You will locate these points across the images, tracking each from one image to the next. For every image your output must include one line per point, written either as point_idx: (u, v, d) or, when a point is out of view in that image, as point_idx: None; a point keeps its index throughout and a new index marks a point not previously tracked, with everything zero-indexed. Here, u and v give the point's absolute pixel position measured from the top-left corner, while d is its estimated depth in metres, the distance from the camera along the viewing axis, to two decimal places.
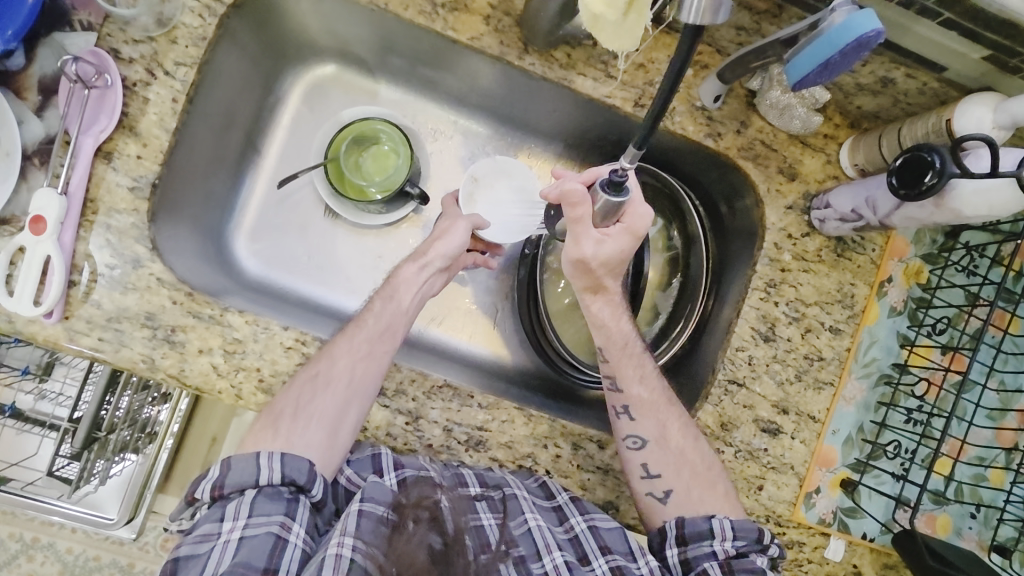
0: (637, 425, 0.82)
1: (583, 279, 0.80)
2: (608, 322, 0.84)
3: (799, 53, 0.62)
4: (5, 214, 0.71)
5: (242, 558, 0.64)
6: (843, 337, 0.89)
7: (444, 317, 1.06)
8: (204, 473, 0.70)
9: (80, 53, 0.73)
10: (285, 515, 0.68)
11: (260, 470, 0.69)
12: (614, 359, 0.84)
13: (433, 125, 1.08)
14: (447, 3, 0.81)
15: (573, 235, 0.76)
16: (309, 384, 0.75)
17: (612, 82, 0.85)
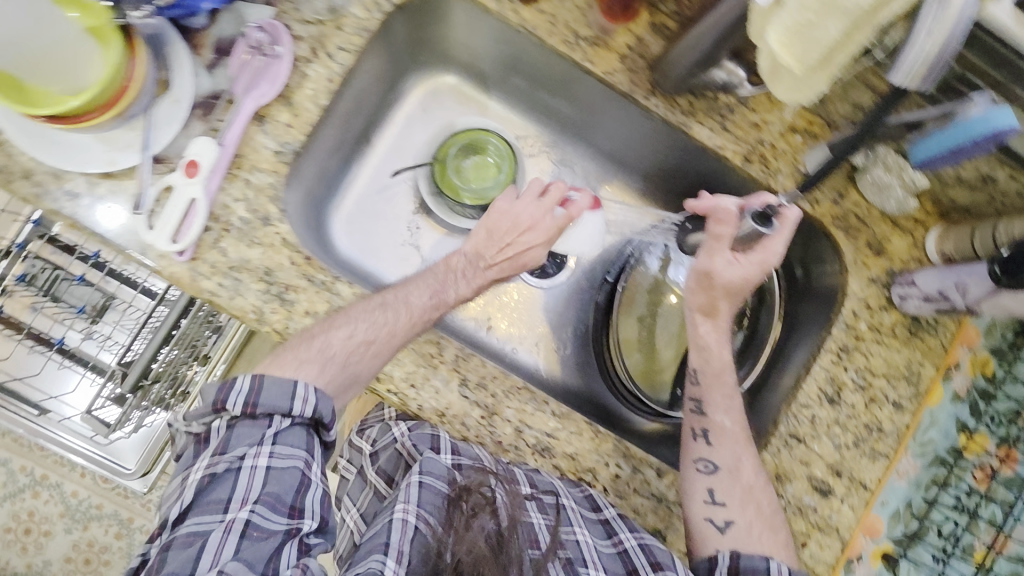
0: (713, 451, 0.83)
1: (699, 295, 0.85)
2: (711, 346, 0.87)
3: (932, 136, 0.70)
4: (160, 153, 0.76)
5: (272, 490, 0.69)
6: (904, 413, 0.93)
7: (505, 323, 1.13)
8: (236, 383, 0.72)
9: (258, 22, 0.79)
10: (306, 454, 0.73)
11: (293, 400, 0.73)
12: (706, 383, 0.86)
13: (536, 145, 1.14)
14: (588, 38, 0.88)
15: (709, 249, 0.83)
16: (361, 346, 0.76)
17: (726, 134, 0.91)
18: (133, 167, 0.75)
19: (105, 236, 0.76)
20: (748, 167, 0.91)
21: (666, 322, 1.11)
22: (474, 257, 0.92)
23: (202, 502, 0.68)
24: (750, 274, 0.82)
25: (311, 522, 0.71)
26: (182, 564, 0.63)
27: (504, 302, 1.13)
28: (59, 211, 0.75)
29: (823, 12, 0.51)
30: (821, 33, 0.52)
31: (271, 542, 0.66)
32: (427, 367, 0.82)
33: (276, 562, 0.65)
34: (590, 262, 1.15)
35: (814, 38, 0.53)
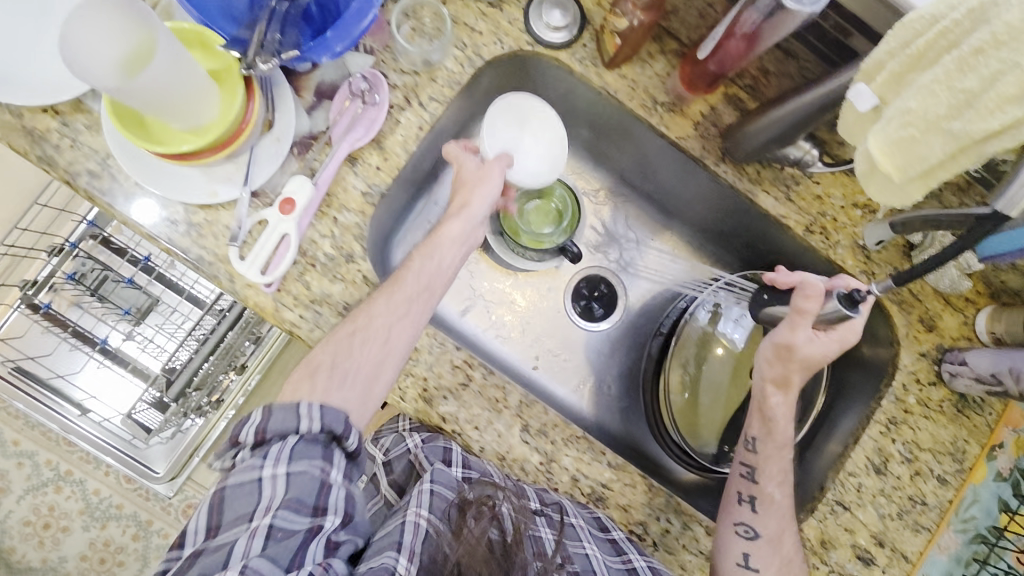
0: (757, 519, 0.84)
1: (775, 367, 0.83)
2: (779, 418, 0.86)
3: (1000, 233, 0.72)
4: (258, 188, 0.79)
5: (294, 495, 0.66)
6: (948, 488, 0.94)
7: (548, 363, 1.15)
8: (247, 417, 0.69)
9: (362, 72, 0.83)
10: (324, 460, 0.68)
11: (300, 418, 0.69)
12: (765, 454, 0.86)
13: (595, 193, 1.17)
14: (665, 104, 0.91)
15: (790, 322, 0.81)
16: (347, 339, 0.76)
17: (790, 204, 0.94)
18: (231, 200, 0.79)
19: (198, 263, 0.79)
20: (809, 238, 0.94)
21: (711, 371, 1.12)
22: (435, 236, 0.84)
23: (227, 520, 0.65)
24: (830, 353, 0.79)
25: (335, 518, 0.68)
26: (210, 561, 0.62)
27: (548, 341, 1.16)
28: (156, 237, 0.79)
29: (926, 132, 0.55)
30: (925, 151, 0.55)
31: (297, 538, 0.64)
32: (492, 411, 0.85)
33: (303, 556, 0.64)
34: (637, 308, 1.19)
35: (918, 155, 0.56)
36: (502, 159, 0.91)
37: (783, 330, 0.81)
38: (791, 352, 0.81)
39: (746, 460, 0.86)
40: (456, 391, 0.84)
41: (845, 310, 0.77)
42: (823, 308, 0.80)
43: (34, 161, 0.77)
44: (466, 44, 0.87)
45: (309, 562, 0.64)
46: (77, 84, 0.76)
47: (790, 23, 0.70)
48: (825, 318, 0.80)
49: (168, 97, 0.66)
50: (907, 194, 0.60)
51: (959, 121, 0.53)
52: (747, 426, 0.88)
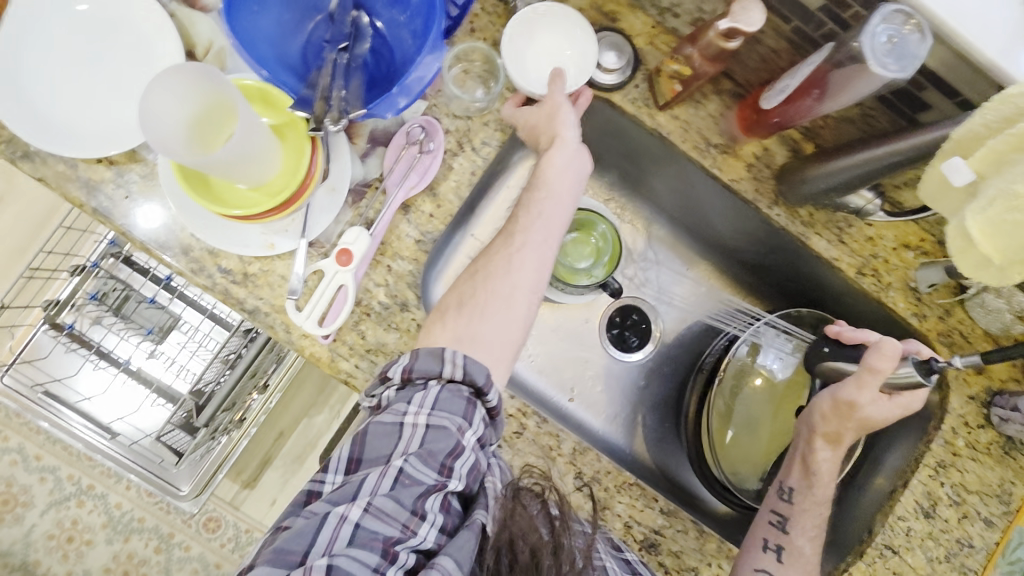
0: (781, 569, 0.81)
1: (831, 422, 0.82)
2: (823, 473, 0.84)
3: None
4: (315, 238, 0.78)
5: (428, 445, 0.64)
6: (994, 530, 0.94)
7: (583, 394, 1.14)
8: (396, 356, 0.70)
9: (417, 120, 0.82)
10: (463, 418, 0.65)
11: (444, 363, 0.68)
12: (800, 506, 0.84)
13: (632, 225, 1.16)
14: (719, 146, 0.92)
15: (857, 380, 0.79)
16: (472, 279, 0.76)
17: (842, 247, 0.94)
18: (288, 251, 0.78)
19: (253, 312, 0.78)
20: (861, 280, 0.94)
21: (745, 404, 1.09)
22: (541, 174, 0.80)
23: (368, 453, 0.65)
24: (891, 418, 0.79)
25: (458, 482, 0.64)
26: (346, 488, 0.62)
27: (584, 372, 1.15)
28: (212, 288, 0.77)
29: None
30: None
31: (416, 490, 0.62)
32: (546, 459, 0.84)
33: (423, 505, 0.62)
34: (671, 339, 1.18)
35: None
36: (556, 79, 0.81)
37: (851, 386, 0.79)
38: (851, 410, 0.80)
39: (777, 508, 0.85)
40: (510, 440, 0.84)
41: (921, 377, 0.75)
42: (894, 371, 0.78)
43: (90, 212, 0.76)
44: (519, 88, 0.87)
45: (430, 517, 0.62)
46: (131, 135, 0.75)
47: (860, 84, 0.70)
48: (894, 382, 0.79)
49: (242, 160, 0.64)
50: (1006, 274, 0.67)
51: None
52: (786, 475, 0.87)
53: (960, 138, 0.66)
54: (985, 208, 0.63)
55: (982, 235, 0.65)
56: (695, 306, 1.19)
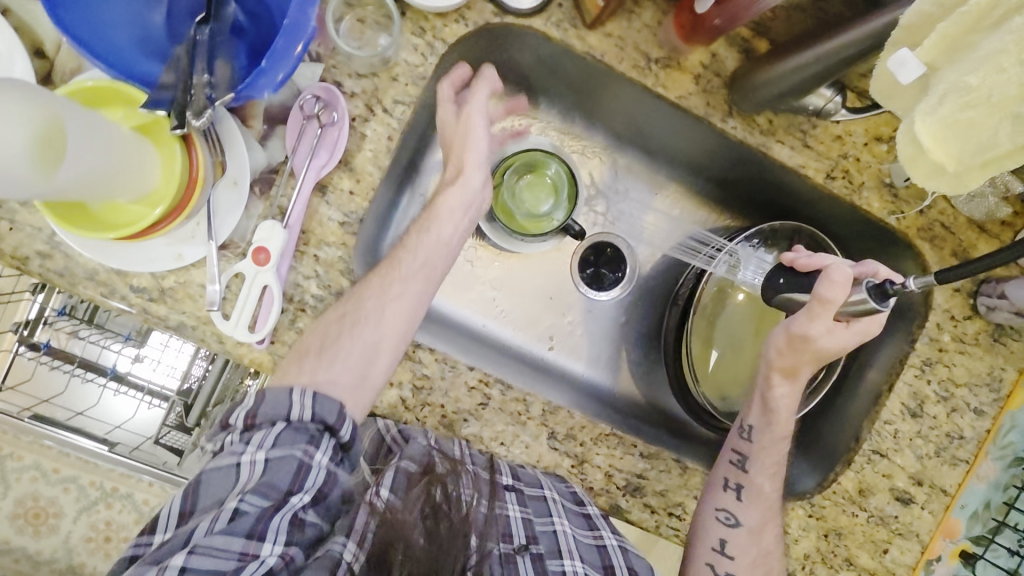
0: (741, 508, 0.81)
1: (787, 357, 0.78)
2: (781, 409, 0.81)
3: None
4: (227, 239, 0.72)
5: (267, 478, 0.62)
6: (985, 419, 0.93)
7: (561, 339, 1.08)
8: (239, 398, 0.67)
9: (312, 89, 0.72)
10: (308, 442, 0.65)
11: (291, 405, 0.65)
12: (760, 445, 0.82)
13: (587, 154, 1.06)
14: (660, 60, 0.81)
15: (808, 312, 0.74)
16: (339, 319, 0.72)
17: (808, 151, 0.85)
18: (199, 259, 0.72)
19: (181, 328, 0.74)
20: (832, 185, 0.86)
21: (729, 320, 1.05)
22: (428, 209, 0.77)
23: (199, 502, 0.63)
24: (850, 345, 0.74)
25: (304, 496, 0.64)
26: (171, 539, 0.59)
27: (558, 312, 1.08)
28: (130, 309, 0.73)
29: (991, 117, 0.55)
30: (989, 136, 0.56)
31: (251, 518, 0.60)
32: (516, 425, 0.83)
33: (264, 526, 0.60)
34: (647, 271, 1.11)
35: (983, 144, 0.56)
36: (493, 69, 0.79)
37: (801, 318, 0.74)
38: (806, 343, 0.76)
39: (737, 448, 0.83)
40: (476, 412, 0.82)
41: (874, 303, 0.68)
42: (848, 299, 0.72)
43: None
44: (424, 30, 0.75)
45: (273, 536, 0.60)
46: None
47: None
48: (850, 309, 0.73)
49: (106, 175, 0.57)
50: (963, 180, 0.61)
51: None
52: (745, 413, 0.84)
53: (911, 23, 0.58)
54: (935, 107, 0.57)
55: (933, 140, 0.58)
56: (667, 231, 1.10)
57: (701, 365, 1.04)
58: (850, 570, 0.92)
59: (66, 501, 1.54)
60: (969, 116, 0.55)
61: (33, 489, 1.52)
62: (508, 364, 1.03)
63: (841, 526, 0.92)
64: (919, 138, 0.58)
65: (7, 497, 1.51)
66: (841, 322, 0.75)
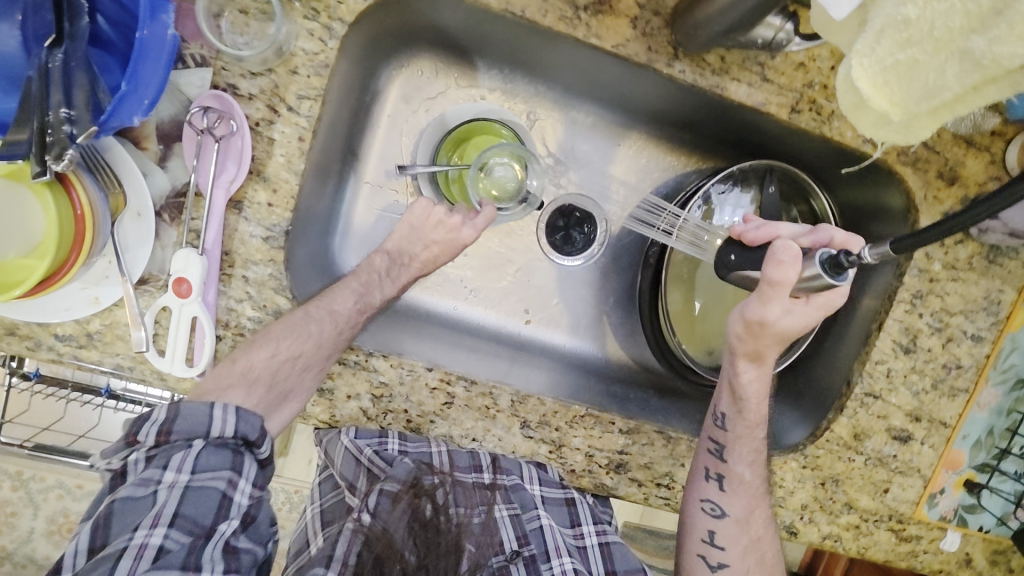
0: (725, 498, 0.79)
1: (747, 342, 0.74)
2: (752, 398, 0.78)
3: None
4: (143, 274, 0.67)
5: (187, 513, 0.60)
6: (984, 344, 0.87)
7: (535, 314, 1.02)
8: (146, 414, 0.63)
9: (202, 99, 0.66)
10: (231, 470, 0.64)
11: (212, 422, 0.64)
12: (735, 433, 0.79)
13: (537, 115, 0.97)
14: (589, 6, 0.72)
15: (760, 296, 0.68)
16: (288, 362, 0.68)
17: (768, 86, 0.77)
18: (118, 299, 0.68)
19: (119, 370, 0.70)
20: (799, 119, 0.78)
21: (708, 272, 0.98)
22: (398, 254, 0.83)
23: (113, 533, 0.58)
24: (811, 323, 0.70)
25: (232, 523, 0.62)
26: None
27: (527, 287, 1.02)
28: (61, 359, 0.69)
29: (935, 55, 0.47)
30: (935, 78, 0.48)
31: (178, 554, 0.57)
32: (486, 420, 0.79)
33: (198, 557, 0.58)
34: (617, 230, 1.04)
35: (928, 87, 0.49)
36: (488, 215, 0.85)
37: (755, 304, 0.70)
38: (764, 328, 0.71)
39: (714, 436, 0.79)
40: (443, 412, 0.78)
41: (829, 279, 0.62)
42: (801, 276, 0.65)
43: None
44: (317, 11, 0.67)
45: (209, 565, 0.58)
46: None
47: None
48: (805, 287, 0.67)
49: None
50: (912, 129, 0.54)
51: (982, 36, 0.44)
52: (716, 400, 0.81)
53: None
54: (874, 46, 0.49)
55: (874, 88, 0.50)
56: (635, 184, 1.02)
57: (682, 322, 0.99)
58: (850, 514, 0.90)
59: None
60: (910, 56, 0.48)
61: (61, 505, 1.65)
62: (485, 347, 0.97)
63: (837, 473, 0.89)
64: (859, 88, 0.51)
65: (39, 516, 1.65)
66: (800, 298, 0.69)
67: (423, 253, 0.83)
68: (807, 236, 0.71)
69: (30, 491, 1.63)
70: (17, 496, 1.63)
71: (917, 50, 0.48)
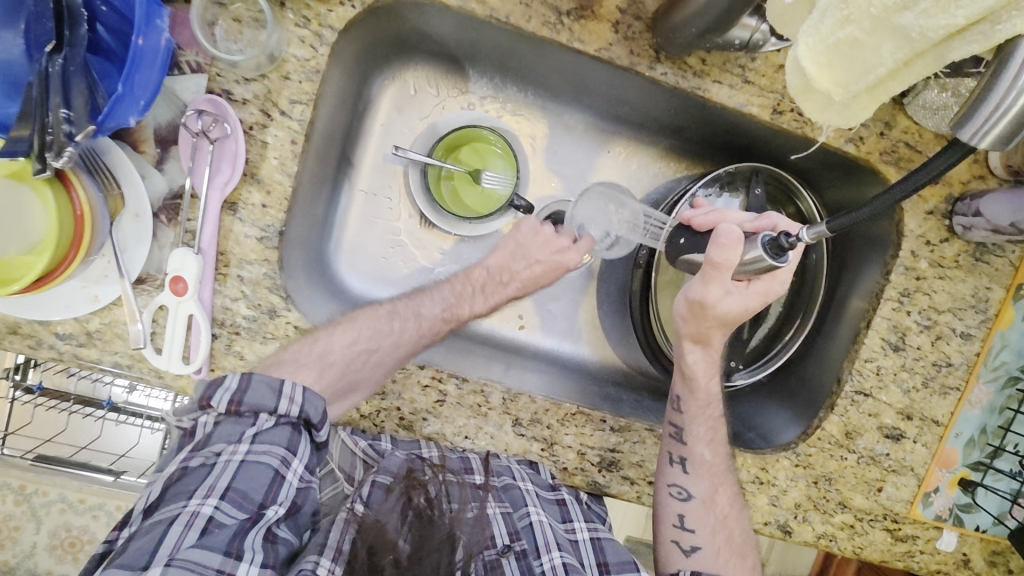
0: (689, 480, 0.79)
1: (690, 324, 0.79)
2: (699, 376, 0.82)
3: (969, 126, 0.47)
4: (141, 274, 0.69)
5: (240, 485, 0.59)
6: (973, 342, 0.88)
7: (529, 318, 1.03)
8: (220, 380, 0.64)
9: (197, 104, 0.68)
10: (286, 449, 0.63)
11: (279, 399, 0.65)
12: (690, 413, 0.82)
13: (527, 121, 0.99)
14: (572, 11, 0.75)
15: (703, 276, 0.73)
16: (365, 353, 0.74)
17: (749, 88, 0.79)
18: (116, 298, 0.70)
19: (117, 369, 0.72)
20: (780, 119, 0.80)
21: None
22: (499, 271, 0.89)
23: (169, 496, 0.57)
24: (748, 307, 0.74)
25: (279, 509, 0.61)
26: (137, 548, 0.53)
27: None
28: (62, 358, 0.71)
29: (872, 34, 0.50)
30: (870, 56, 0.51)
31: (228, 531, 0.56)
32: (478, 417, 0.80)
33: (241, 543, 0.55)
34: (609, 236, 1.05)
35: (864, 66, 0.52)
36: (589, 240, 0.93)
37: (697, 283, 0.75)
38: (705, 309, 0.76)
39: (673, 420, 0.82)
40: (435, 410, 0.80)
41: (769, 259, 0.66)
42: (742, 259, 0.70)
43: None
44: (308, 19, 0.70)
45: (250, 554, 0.55)
46: None
47: None
48: (748, 269, 0.71)
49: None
50: (851, 109, 0.58)
51: (911, 12, 0.47)
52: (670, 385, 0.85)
53: None
54: (818, 26, 0.53)
55: (819, 67, 0.54)
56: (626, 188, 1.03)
57: (672, 323, 1.00)
58: (845, 513, 0.90)
59: (97, 528, 1.67)
60: (849, 33, 0.51)
61: (64, 519, 1.66)
62: (505, 357, 0.99)
63: (830, 472, 0.89)
64: (804, 66, 0.55)
65: (42, 530, 1.66)
66: (741, 282, 0.74)
67: (525, 271, 0.90)
68: (751, 221, 0.74)
69: (34, 504, 1.64)
70: (19, 510, 1.64)
71: (856, 28, 0.51)
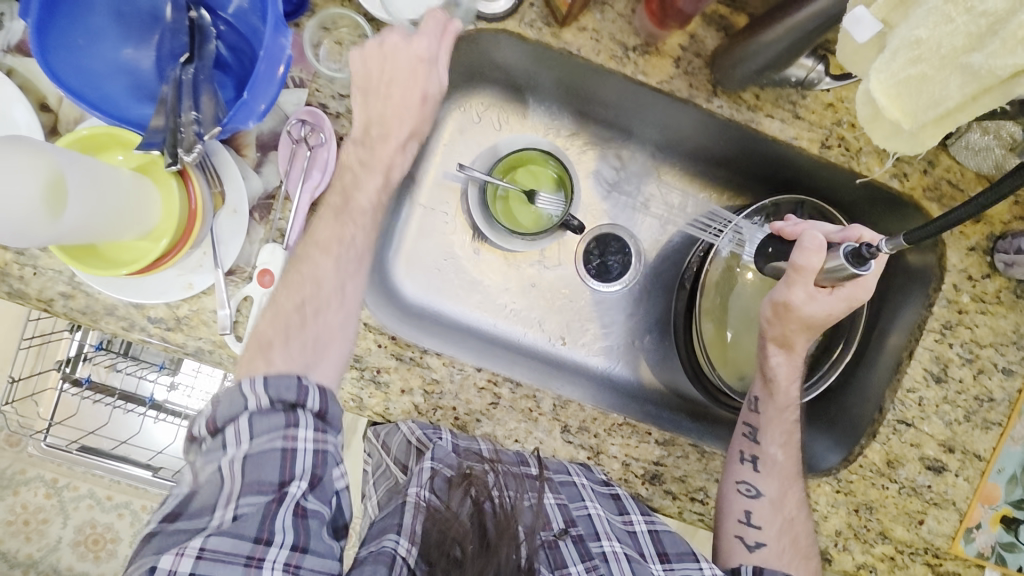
0: (760, 478, 0.83)
1: (775, 325, 0.84)
2: (781, 379, 0.87)
3: None
4: (232, 265, 0.75)
5: (253, 478, 0.59)
6: (1014, 378, 0.90)
7: (569, 335, 1.06)
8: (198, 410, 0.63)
9: (298, 114, 0.76)
10: (285, 428, 0.61)
11: (247, 397, 0.61)
12: (767, 415, 0.87)
13: (580, 145, 1.06)
14: (637, 47, 0.82)
15: (788, 279, 0.79)
16: (302, 307, 0.68)
17: (799, 123, 0.84)
18: (208, 286, 0.75)
19: (199, 353, 0.77)
20: (828, 153, 0.85)
21: (742, 300, 1.03)
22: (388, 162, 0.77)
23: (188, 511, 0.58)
24: (835, 311, 0.79)
25: (301, 483, 0.61)
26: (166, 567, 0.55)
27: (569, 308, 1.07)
28: (150, 340, 0.76)
29: (940, 70, 0.55)
30: (940, 90, 0.56)
31: (255, 518, 0.58)
32: (528, 422, 0.84)
33: (271, 526, 0.58)
34: (653, 257, 1.09)
35: (933, 99, 0.57)
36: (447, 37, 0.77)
37: (782, 287, 0.81)
38: (789, 310, 0.81)
39: (747, 419, 0.87)
40: (488, 412, 0.83)
41: (851, 268, 0.73)
42: (825, 266, 0.76)
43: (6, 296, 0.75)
44: None
45: (280, 536, 0.58)
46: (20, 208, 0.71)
47: None
48: (830, 275, 0.77)
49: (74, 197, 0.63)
50: (919, 138, 0.63)
51: (980, 53, 0.53)
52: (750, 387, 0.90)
53: None
54: (889, 63, 0.58)
55: (889, 98, 0.59)
56: (672, 213, 1.08)
57: (713, 346, 1.02)
58: (885, 544, 0.90)
59: (122, 526, 1.70)
60: (920, 70, 0.56)
61: (90, 515, 1.70)
62: (543, 367, 1.02)
63: (871, 500, 0.90)
64: (875, 98, 0.60)
65: (68, 525, 1.69)
66: (825, 289, 0.79)
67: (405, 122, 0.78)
68: (838, 233, 0.79)
69: (64, 499, 1.69)
70: (49, 504, 1.68)
71: (927, 65, 0.56)
